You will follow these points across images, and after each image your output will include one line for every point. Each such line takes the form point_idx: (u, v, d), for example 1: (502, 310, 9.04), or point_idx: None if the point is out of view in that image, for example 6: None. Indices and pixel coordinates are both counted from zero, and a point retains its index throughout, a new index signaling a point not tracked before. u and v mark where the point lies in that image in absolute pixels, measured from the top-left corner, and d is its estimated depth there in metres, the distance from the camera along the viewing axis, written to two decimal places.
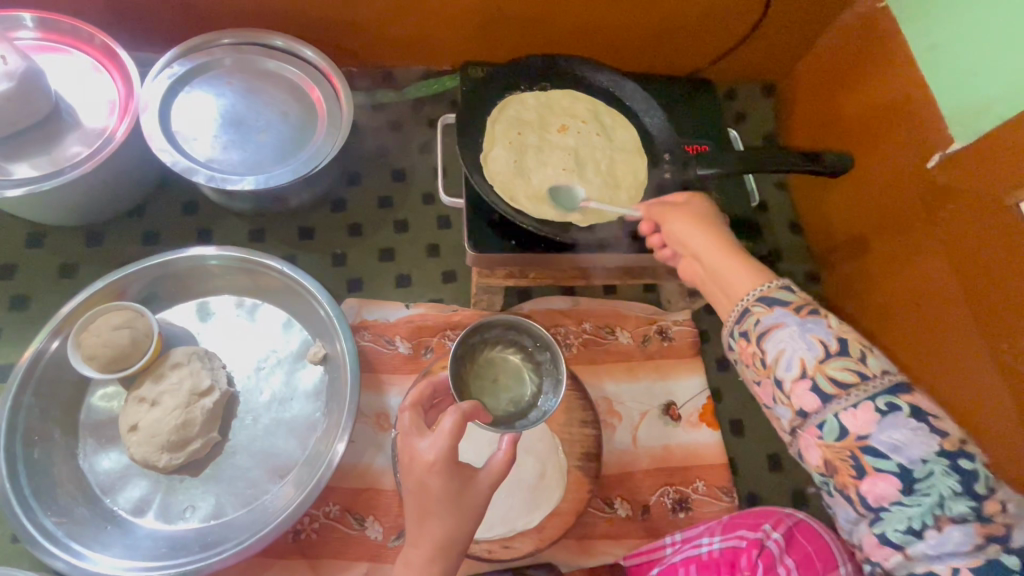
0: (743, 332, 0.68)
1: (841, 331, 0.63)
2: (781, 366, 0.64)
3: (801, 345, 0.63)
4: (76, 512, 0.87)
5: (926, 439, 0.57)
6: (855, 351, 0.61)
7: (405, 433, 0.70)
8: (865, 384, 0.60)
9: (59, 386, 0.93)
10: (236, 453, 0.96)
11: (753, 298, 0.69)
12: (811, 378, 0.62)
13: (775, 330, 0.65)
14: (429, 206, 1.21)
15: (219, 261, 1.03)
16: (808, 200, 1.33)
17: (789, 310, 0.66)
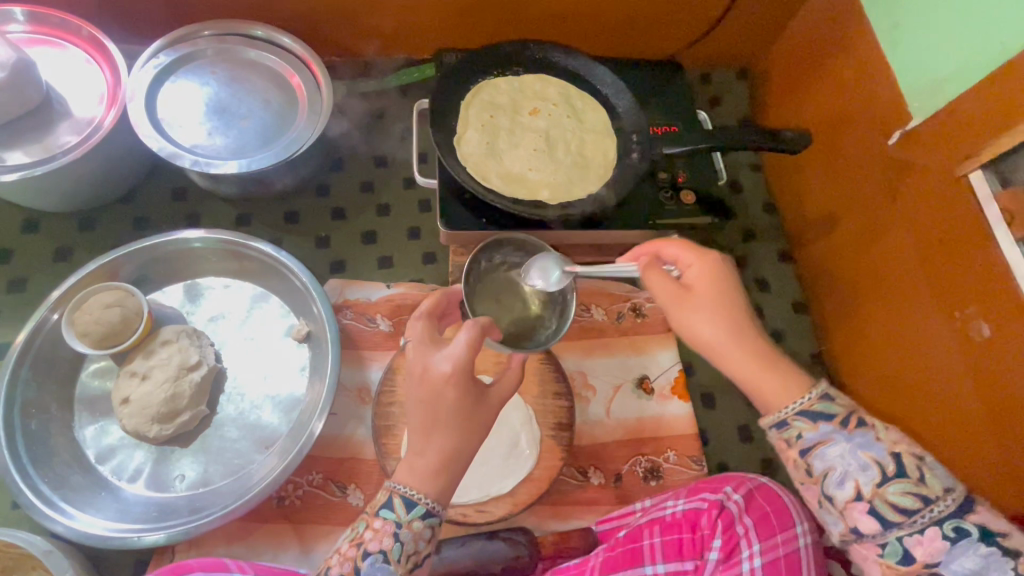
0: (784, 440, 0.71)
1: (892, 447, 0.65)
2: (835, 484, 0.67)
3: (854, 464, 0.66)
4: (71, 479, 0.92)
5: (1000, 563, 0.60)
6: (909, 471, 0.63)
7: (420, 344, 0.75)
8: (925, 508, 0.62)
9: (55, 362, 0.98)
10: (224, 425, 1.01)
11: (793, 411, 0.70)
12: (867, 501, 0.65)
13: (822, 446, 0.67)
14: (410, 191, 1.25)
15: (203, 243, 1.08)
16: (780, 180, 1.36)
17: (835, 425, 0.68)
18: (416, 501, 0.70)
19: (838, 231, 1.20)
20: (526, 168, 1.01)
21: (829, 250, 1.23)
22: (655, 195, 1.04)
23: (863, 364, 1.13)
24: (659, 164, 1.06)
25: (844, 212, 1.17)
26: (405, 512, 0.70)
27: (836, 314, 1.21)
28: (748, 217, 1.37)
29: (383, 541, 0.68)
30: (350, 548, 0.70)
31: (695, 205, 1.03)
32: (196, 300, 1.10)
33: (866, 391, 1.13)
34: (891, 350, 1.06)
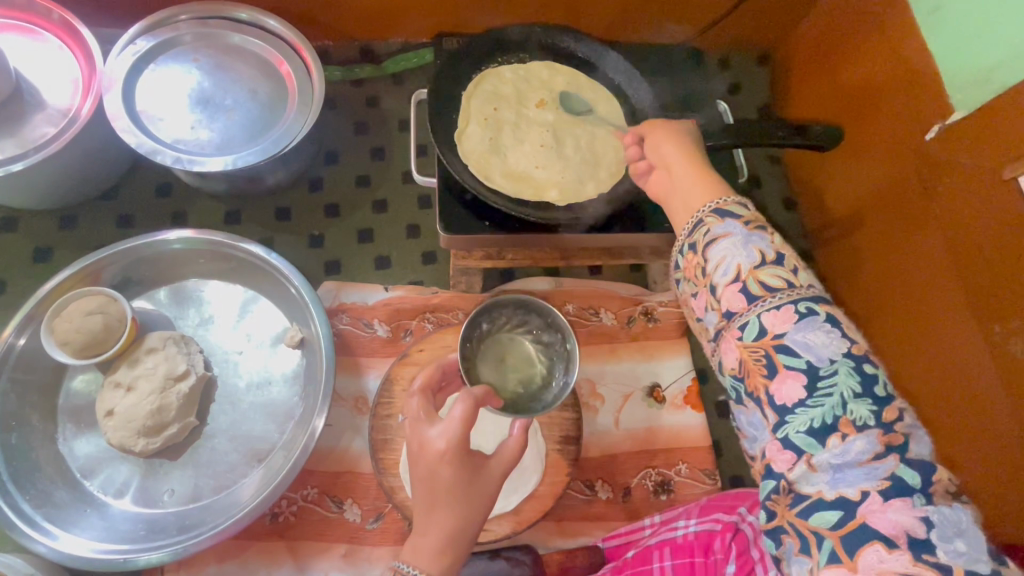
0: (690, 241, 0.67)
1: (782, 246, 0.61)
2: (719, 272, 0.62)
3: (741, 253, 0.61)
4: (55, 496, 0.87)
5: (838, 342, 0.55)
6: (789, 263, 0.60)
7: (416, 419, 0.70)
8: (788, 291, 0.58)
9: (35, 372, 0.93)
10: (214, 437, 0.96)
11: (707, 211, 0.67)
12: (742, 282, 0.60)
13: (720, 239, 0.63)
14: (408, 186, 1.19)
15: (183, 244, 1.01)
16: (803, 174, 1.28)
17: (738, 223, 0.64)
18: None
19: (863, 233, 1.12)
20: (532, 166, 0.94)
21: (853, 253, 1.16)
22: None
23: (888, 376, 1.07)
24: None
25: (872, 213, 1.10)
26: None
27: (859, 321, 1.15)
28: (768, 213, 1.29)
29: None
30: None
31: None
32: (183, 304, 1.05)
33: None
34: (921, 364, 0.99)
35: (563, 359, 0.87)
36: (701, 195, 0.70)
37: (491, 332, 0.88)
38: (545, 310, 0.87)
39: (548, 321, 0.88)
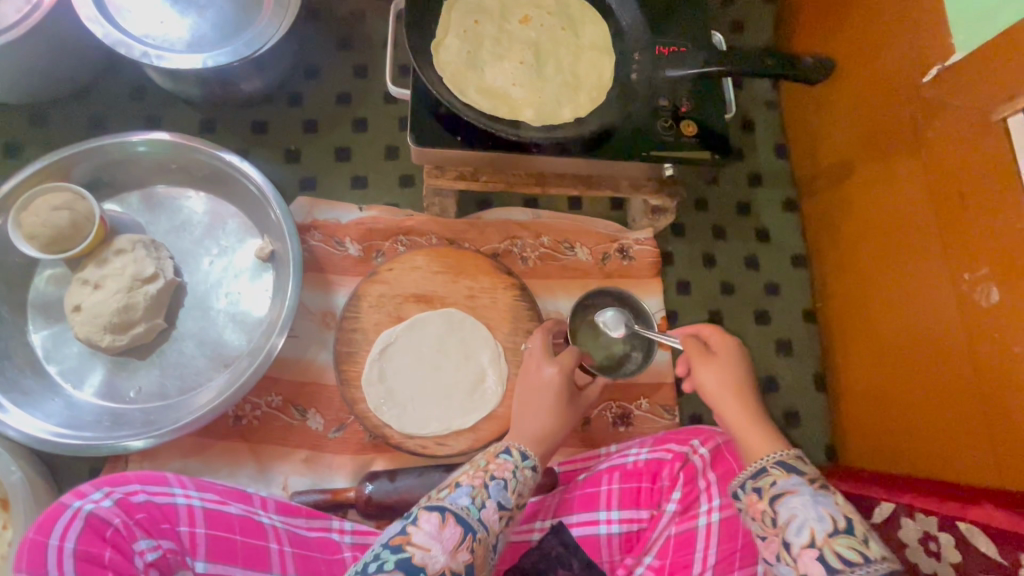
0: (754, 488, 0.66)
1: (850, 509, 0.61)
2: (791, 530, 0.61)
3: (812, 514, 0.61)
4: (23, 382, 0.90)
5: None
6: (861, 530, 0.59)
7: (536, 350, 0.86)
8: (868, 565, 0.56)
9: (4, 264, 0.93)
10: (182, 341, 0.98)
11: (771, 460, 0.68)
12: (818, 549, 0.59)
13: (787, 494, 0.63)
14: (390, 107, 1.16)
15: (147, 147, 0.99)
16: (797, 123, 1.24)
17: (803, 480, 0.64)
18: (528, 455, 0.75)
19: (850, 184, 1.10)
20: (510, 83, 0.91)
21: (837, 204, 1.13)
22: (653, 120, 0.92)
23: (855, 329, 1.07)
24: (662, 86, 0.93)
25: (861, 161, 1.07)
26: (520, 459, 0.74)
27: (834, 273, 1.13)
28: (758, 160, 1.26)
29: (505, 471, 0.72)
30: (477, 470, 0.72)
31: (696, 139, 0.92)
32: (156, 210, 1.04)
33: (853, 360, 1.07)
34: (890, 316, 0.98)
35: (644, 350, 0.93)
36: (758, 444, 0.71)
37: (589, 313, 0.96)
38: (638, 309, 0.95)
39: (638, 312, 0.94)
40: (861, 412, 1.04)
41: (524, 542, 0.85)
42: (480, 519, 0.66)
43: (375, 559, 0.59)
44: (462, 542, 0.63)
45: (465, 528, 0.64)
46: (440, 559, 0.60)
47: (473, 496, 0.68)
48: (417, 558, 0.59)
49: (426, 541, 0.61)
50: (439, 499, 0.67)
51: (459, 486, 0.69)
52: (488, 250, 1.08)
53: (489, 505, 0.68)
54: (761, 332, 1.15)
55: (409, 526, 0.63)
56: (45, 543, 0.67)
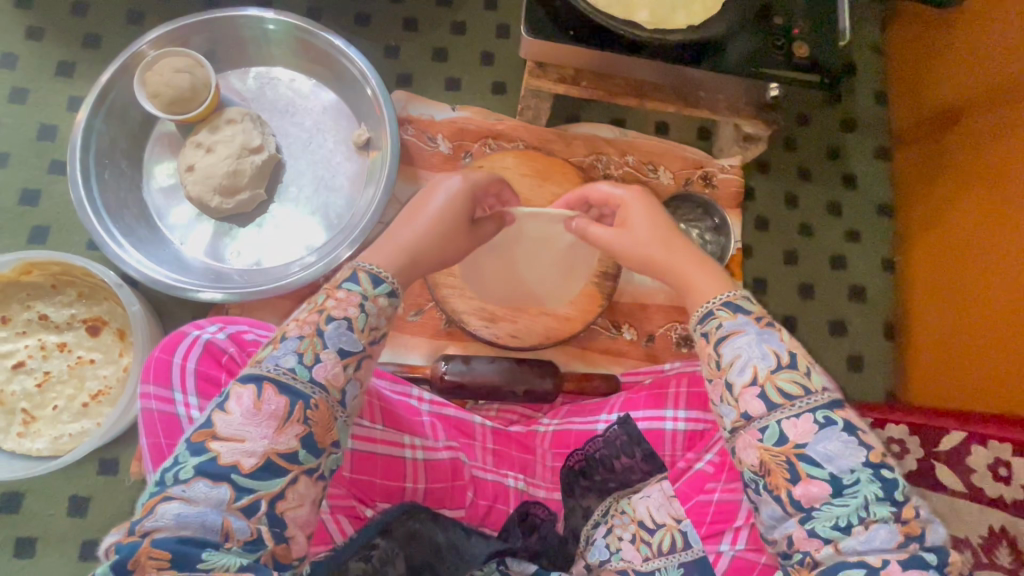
0: (702, 333, 0.63)
1: (796, 347, 0.59)
2: (734, 370, 0.58)
3: (756, 353, 0.58)
4: (139, 232, 0.97)
5: (857, 451, 0.53)
6: (803, 365, 0.57)
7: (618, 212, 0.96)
8: (807, 398, 0.55)
9: (125, 121, 0.99)
10: (279, 213, 1.04)
11: (717, 302, 0.65)
12: (759, 385, 0.56)
13: (735, 334, 0.60)
14: (489, 13, 1.16)
15: (276, 27, 1.03)
16: (904, 69, 1.19)
17: (749, 318, 0.61)
18: (382, 279, 0.65)
19: (951, 133, 1.06)
20: None
21: (935, 155, 1.09)
22: (764, 42, 0.90)
23: (938, 283, 1.05)
24: (777, 8, 0.91)
25: (970, 107, 1.02)
26: (373, 286, 0.64)
27: (921, 225, 1.11)
28: (854, 104, 1.22)
29: (347, 309, 0.61)
30: (308, 316, 0.60)
31: (806, 62, 0.90)
32: (262, 88, 1.08)
33: (929, 313, 1.06)
34: (975, 268, 0.97)
35: (712, 258, 1.07)
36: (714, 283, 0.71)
37: (678, 215, 1.08)
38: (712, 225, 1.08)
39: (715, 223, 1.08)
40: (930, 365, 1.03)
41: (589, 430, 0.91)
42: (312, 381, 0.56)
43: (173, 465, 0.50)
44: (290, 416, 0.54)
45: (290, 398, 0.54)
46: (257, 449, 0.52)
47: (301, 354, 0.57)
48: (227, 455, 0.51)
49: (234, 433, 0.52)
50: (259, 361, 0.57)
51: (285, 341, 0.58)
52: (575, 161, 1.09)
53: (324, 359, 0.58)
54: (834, 276, 1.15)
55: (215, 415, 0.53)
56: (169, 360, 0.74)
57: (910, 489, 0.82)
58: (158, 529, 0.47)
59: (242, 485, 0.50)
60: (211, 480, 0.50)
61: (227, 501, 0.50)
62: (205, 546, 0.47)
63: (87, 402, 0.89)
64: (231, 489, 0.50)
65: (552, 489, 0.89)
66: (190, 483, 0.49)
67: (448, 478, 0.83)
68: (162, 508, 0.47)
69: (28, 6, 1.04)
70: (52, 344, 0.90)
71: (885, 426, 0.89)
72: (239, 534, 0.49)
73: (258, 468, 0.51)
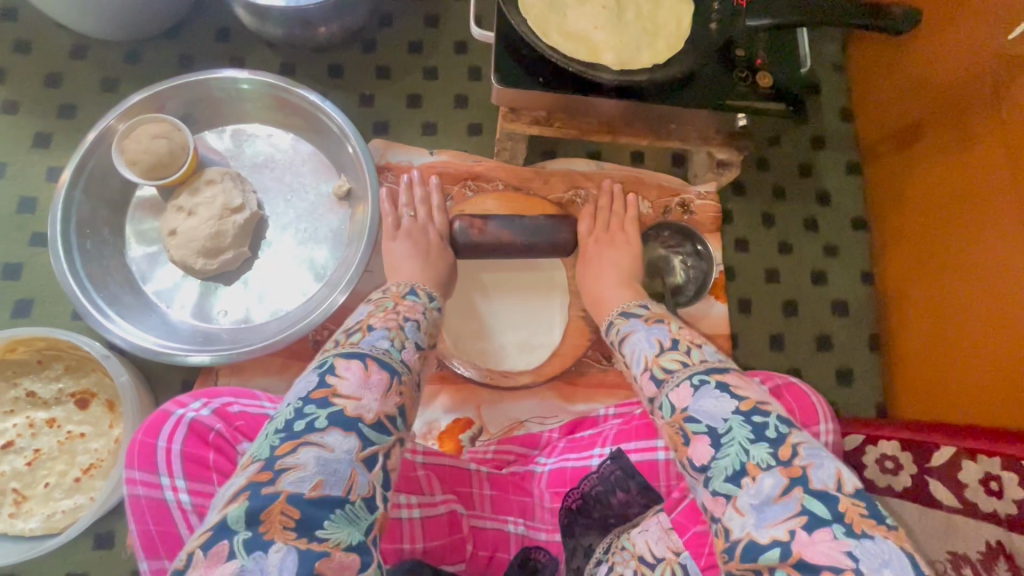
0: (609, 341, 0.75)
1: (679, 334, 0.66)
2: (633, 363, 0.67)
3: (646, 344, 0.66)
4: (124, 300, 0.97)
5: (728, 403, 0.55)
6: (684, 344, 0.64)
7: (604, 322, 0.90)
8: (684, 369, 0.60)
9: (105, 189, 1.00)
10: (265, 270, 1.04)
11: (616, 314, 0.79)
12: (650, 370, 0.63)
13: (630, 335, 0.71)
14: (460, 55, 1.19)
15: (250, 86, 1.04)
16: (865, 84, 1.22)
17: (641, 321, 0.72)
18: (432, 301, 0.75)
19: (917, 147, 1.09)
20: (591, 27, 0.93)
21: (903, 167, 1.12)
22: (729, 75, 0.92)
23: (916, 290, 1.07)
24: (738, 40, 0.93)
25: (931, 122, 1.06)
26: (428, 301, 0.73)
27: (895, 236, 1.13)
28: (821, 121, 1.26)
29: (415, 313, 0.69)
30: (386, 313, 0.66)
31: (772, 91, 0.92)
32: (240, 146, 1.09)
33: (912, 322, 1.07)
34: (950, 276, 0.99)
35: (695, 283, 1.08)
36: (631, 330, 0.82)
37: (661, 244, 1.09)
38: (695, 255, 1.09)
39: (697, 250, 1.09)
40: (917, 375, 1.05)
41: (586, 466, 0.90)
42: (403, 361, 0.60)
43: (300, 416, 0.51)
44: (391, 386, 0.57)
45: (393, 372, 0.58)
46: (373, 406, 0.54)
47: (391, 339, 0.62)
48: (351, 410, 0.52)
49: (355, 392, 0.54)
50: (352, 343, 0.60)
51: (372, 329, 0.62)
52: (554, 199, 1.11)
53: (409, 347, 0.63)
54: (817, 292, 1.17)
55: (330, 377, 0.55)
56: (153, 444, 0.74)
57: (907, 505, 0.83)
58: (296, 467, 0.48)
59: (367, 436, 0.52)
60: (344, 430, 0.51)
61: (356, 449, 0.51)
62: (332, 496, 0.48)
63: (79, 478, 0.88)
64: (359, 439, 0.51)
65: (552, 530, 0.89)
66: (325, 431, 0.51)
67: (446, 534, 0.83)
68: (303, 452, 0.49)
69: (3, 81, 1.05)
70: (40, 421, 0.89)
71: (877, 443, 0.90)
72: (360, 488, 0.49)
73: (378, 422, 0.53)
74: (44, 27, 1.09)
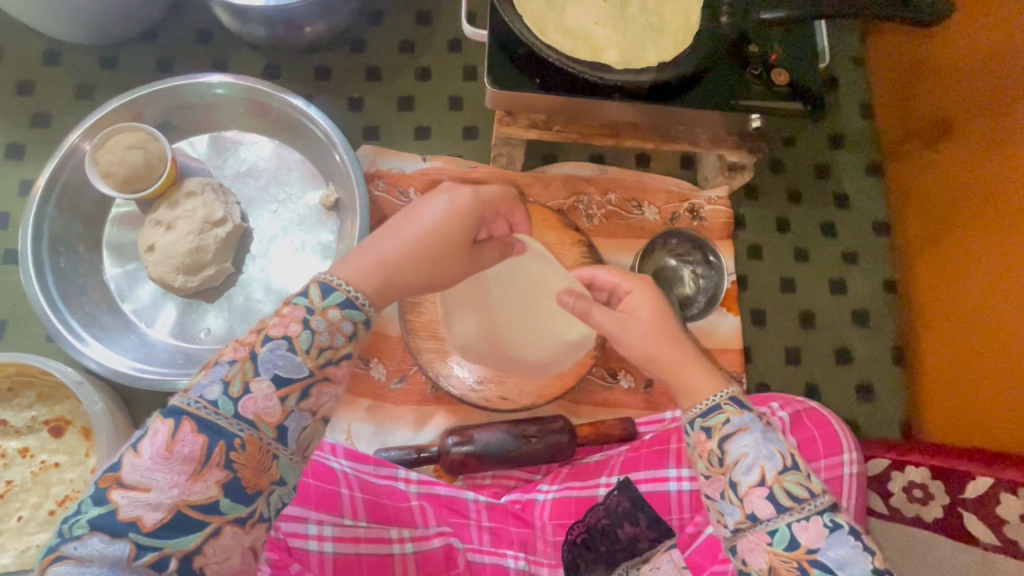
0: (704, 427, 0.64)
1: (794, 449, 0.62)
2: (740, 470, 0.60)
3: (764, 453, 0.60)
4: (101, 320, 0.92)
5: (862, 556, 0.57)
6: (803, 466, 0.60)
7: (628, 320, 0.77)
8: (812, 501, 0.59)
9: (80, 202, 0.95)
10: (249, 285, 0.99)
11: (725, 397, 0.65)
12: (767, 487, 0.59)
13: (740, 432, 0.61)
14: (455, 54, 1.13)
15: (225, 90, 0.98)
16: (887, 77, 1.15)
17: (754, 417, 0.63)
18: (335, 288, 0.60)
19: (943, 147, 1.02)
20: (592, 23, 0.87)
21: (932, 169, 1.04)
22: (741, 73, 0.85)
23: (943, 300, 1.00)
24: (751, 35, 0.87)
25: (966, 121, 0.97)
26: (320, 297, 0.59)
27: (921, 243, 1.06)
28: (839, 118, 1.18)
29: (288, 326, 0.57)
30: (245, 343, 0.58)
31: (787, 89, 0.85)
32: (222, 154, 1.04)
33: (939, 337, 1.01)
34: (982, 286, 0.92)
35: (705, 293, 1.02)
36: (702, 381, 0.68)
37: (664, 253, 1.03)
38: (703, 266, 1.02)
39: (708, 260, 1.02)
40: (944, 390, 0.98)
41: (591, 497, 0.85)
42: (237, 417, 0.55)
43: (79, 511, 0.51)
44: (206, 459, 0.53)
45: (207, 440, 0.53)
46: (164, 502, 0.51)
47: (228, 384, 0.55)
48: (126, 509, 0.50)
49: (140, 479, 0.51)
50: (184, 394, 0.56)
51: (216, 366, 0.57)
52: (554, 205, 1.04)
53: (256, 392, 0.55)
54: (835, 302, 1.10)
55: (125, 459, 0.52)
56: None
57: (938, 540, 0.77)
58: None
59: (141, 540, 0.50)
60: (109, 535, 0.49)
61: (126, 558, 0.49)
62: None
63: (53, 511, 0.83)
64: (129, 543, 0.50)
65: (555, 566, 0.82)
66: (86, 536, 0.49)
67: (442, 568, 0.79)
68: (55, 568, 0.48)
69: None
70: (13, 451, 0.84)
71: (904, 470, 0.84)
72: None
73: (163, 522, 0.51)
74: (15, 32, 1.03)
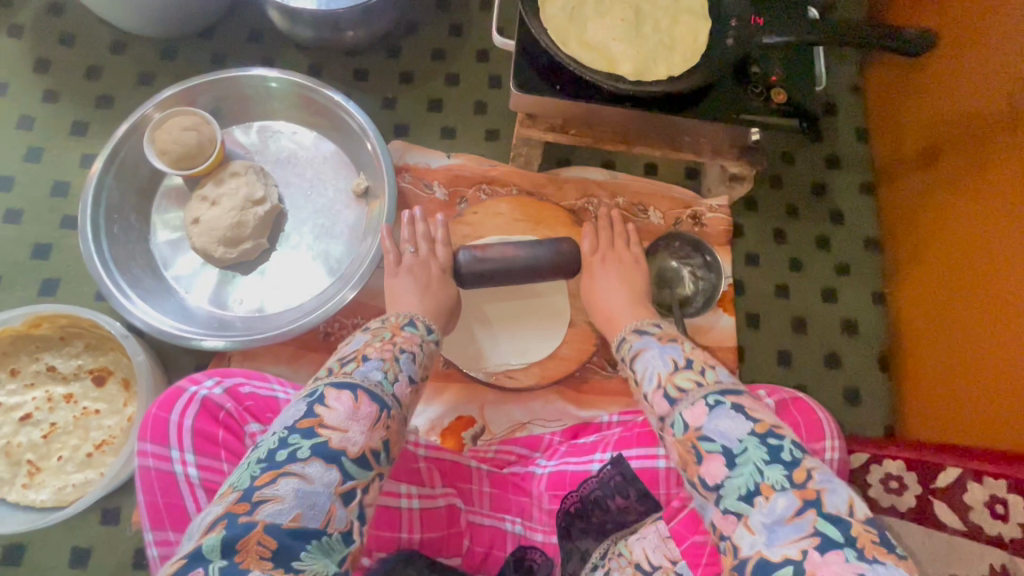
0: (621, 361, 0.68)
1: (693, 352, 0.61)
2: (644, 379, 0.61)
3: (659, 362, 0.61)
4: (146, 283, 1.01)
5: (743, 423, 0.51)
6: (698, 364, 0.59)
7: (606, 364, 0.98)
8: (699, 389, 0.56)
9: (135, 176, 1.04)
10: (281, 261, 1.07)
11: (630, 331, 0.70)
12: (663, 388, 0.58)
13: (642, 352, 0.64)
14: (481, 64, 1.22)
15: (279, 84, 1.08)
16: (883, 105, 1.23)
17: (654, 337, 0.65)
18: (431, 338, 0.69)
19: (933, 168, 1.08)
20: (610, 38, 0.96)
21: (921, 189, 1.11)
22: (744, 92, 0.93)
23: (927, 312, 1.07)
24: (754, 56, 0.95)
25: (952, 144, 1.04)
26: (425, 331, 0.68)
27: (911, 255, 1.13)
28: (836, 140, 1.26)
29: (412, 344, 0.64)
30: (382, 342, 0.62)
31: (786, 106, 0.92)
32: (265, 141, 1.13)
33: (923, 345, 1.06)
34: (965, 298, 0.98)
35: (703, 295, 1.08)
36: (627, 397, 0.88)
37: (663, 253, 1.10)
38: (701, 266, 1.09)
39: (707, 261, 1.09)
40: (927, 396, 1.04)
41: (585, 471, 0.89)
42: (394, 394, 0.56)
43: (282, 446, 0.48)
44: (378, 420, 0.53)
45: (382, 404, 0.54)
46: (359, 440, 0.51)
47: (385, 370, 0.58)
48: (335, 442, 0.49)
49: (344, 424, 0.50)
50: (345, 372, 0.56)
51: (366, 359, 0.58)
52: (566, 205, 1.12)
53: (403, 379, 0.59)
54: (827, 310, 1.16)
55: (317, 407, 0.51)
56: (165, 417, 0.74)
57: (910, 526, 0.81)
58: (274, 499, 0.45)
59: (347, 471, 0.49)
60: (325, 461, 0.48)
61: (336, 483, 0.48)
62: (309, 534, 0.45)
63: (90, 453, 0.90)
64: (340, 473, 0.48)
65: (549, 532, 0.88)
66: (307, 462, 0.48)
67: (444, 526, 0.83)
68: (282, 482, 0.46)
69: (45, 72, 1.11)
70: (58, 395, 0.92)
71: (881, 462, 0.90)
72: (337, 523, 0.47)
73: (361, 456, 0.50)
74: (87, 23, 1.14)
